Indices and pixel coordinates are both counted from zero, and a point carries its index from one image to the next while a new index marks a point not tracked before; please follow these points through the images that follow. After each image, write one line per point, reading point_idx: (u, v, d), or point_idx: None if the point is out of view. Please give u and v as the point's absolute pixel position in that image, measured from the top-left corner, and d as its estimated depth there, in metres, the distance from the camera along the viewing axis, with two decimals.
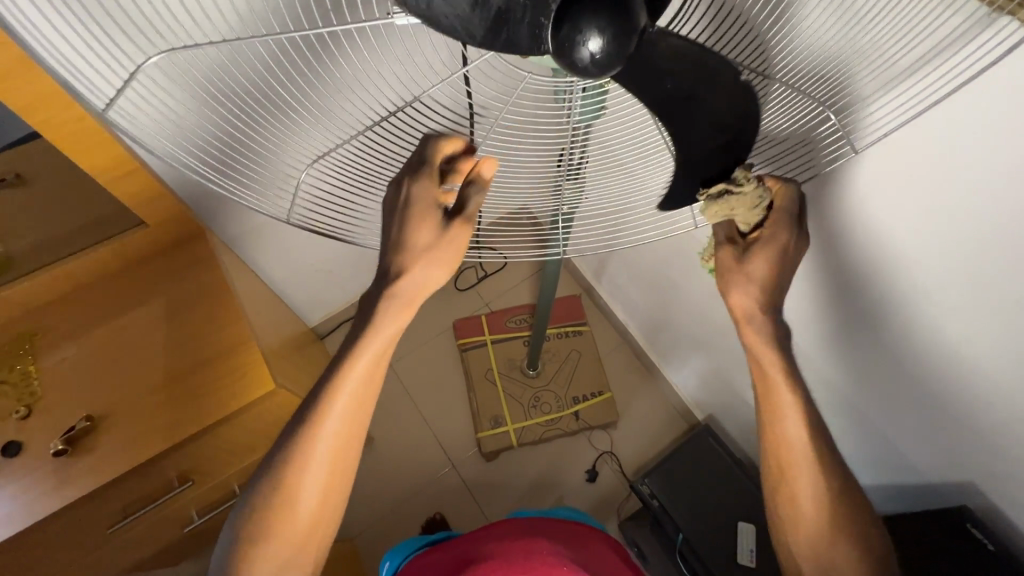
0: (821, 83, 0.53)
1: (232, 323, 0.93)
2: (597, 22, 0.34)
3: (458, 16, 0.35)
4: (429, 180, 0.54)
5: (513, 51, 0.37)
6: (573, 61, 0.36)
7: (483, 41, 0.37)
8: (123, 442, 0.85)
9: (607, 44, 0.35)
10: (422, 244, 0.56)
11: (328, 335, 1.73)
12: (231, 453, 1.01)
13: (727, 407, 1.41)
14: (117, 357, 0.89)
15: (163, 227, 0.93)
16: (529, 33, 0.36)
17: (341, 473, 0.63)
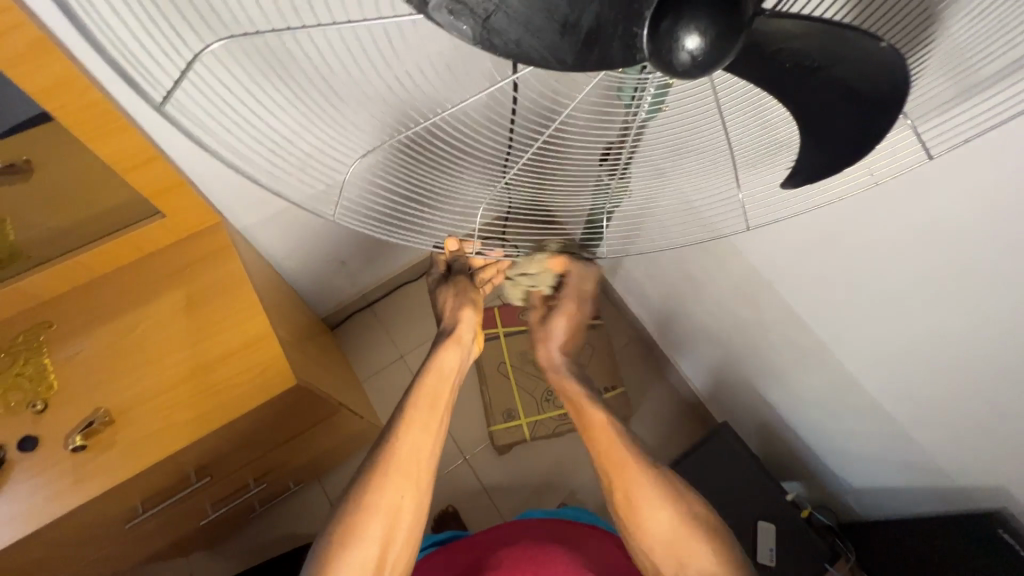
0: (927, 82, 0.50)
1: (251, 317, 0.90)
2: (701, 17, 0.31)
3: (547, 46, 0.33)
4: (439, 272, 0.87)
5: (605, 70, 0.34)
6: (671, 62, 0.32)
7: (573, 64, 0.34)
8: (143, 438, 0.83)
9: (709, 42, 0.31)
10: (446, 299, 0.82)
11: (337, 325, 1.71)
12: (249, 447, 0.99)
13: (743, 404, 1.41)
14: (133, 350, 0.86)
15: (180, 216, 0.89)
16: (623, 46, 0.33)
17: (422, 469, 0.69)
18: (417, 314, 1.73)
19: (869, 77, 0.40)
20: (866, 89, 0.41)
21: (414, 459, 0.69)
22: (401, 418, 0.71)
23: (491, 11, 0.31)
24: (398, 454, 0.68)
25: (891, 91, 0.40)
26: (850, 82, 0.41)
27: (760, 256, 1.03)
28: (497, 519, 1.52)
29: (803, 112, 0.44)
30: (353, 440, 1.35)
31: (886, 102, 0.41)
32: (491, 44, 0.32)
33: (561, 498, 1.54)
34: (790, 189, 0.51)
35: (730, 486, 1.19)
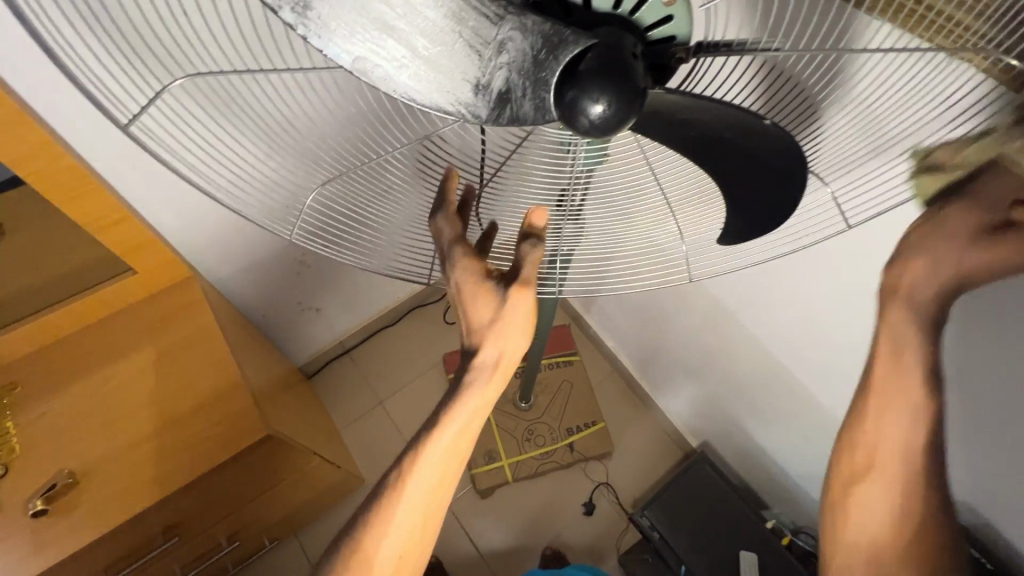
0: (828, 151, 0.53)
1: (223, 368, 0.91)
2: (601, 89, 0.35)
3: (462, 103, 0.35)
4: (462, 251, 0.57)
5: (517, 125, 0.36)
6: (576, 120, 0.37)
7: (488, 118, 0.36)
8: (108, 498, 0.82)
9: (606, 109, 0.36)
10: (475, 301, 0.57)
11: (315, 374, 1.70)
12: (219, 503, 0.97)
13: (722, 433, 1.42)
14: (102, 407, 0.86)
15: (151, 272, 0.92)
16: (533, 106, 0.35)
17: (429, 521, 0.60)
18: (395, 359, 1.74)
19: (768, 145, 0.44)
20: (772, 159, 0.45)
21: (416, 513, 0.59)
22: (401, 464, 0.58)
23: (405, 65, 0.33)
24: (386, 511, 0.58)
25: (791, 161, 0.45)
26: (757, 154, 0.45)
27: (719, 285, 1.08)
28: (481, 566, 1.50)
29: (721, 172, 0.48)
30: (331, 490, 1.33)
31: (793, 171, 0.46)
32: (407, 96, 0.34)
33: (546, 540, 1.52)
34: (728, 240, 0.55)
35: (708, 517, 1.19)
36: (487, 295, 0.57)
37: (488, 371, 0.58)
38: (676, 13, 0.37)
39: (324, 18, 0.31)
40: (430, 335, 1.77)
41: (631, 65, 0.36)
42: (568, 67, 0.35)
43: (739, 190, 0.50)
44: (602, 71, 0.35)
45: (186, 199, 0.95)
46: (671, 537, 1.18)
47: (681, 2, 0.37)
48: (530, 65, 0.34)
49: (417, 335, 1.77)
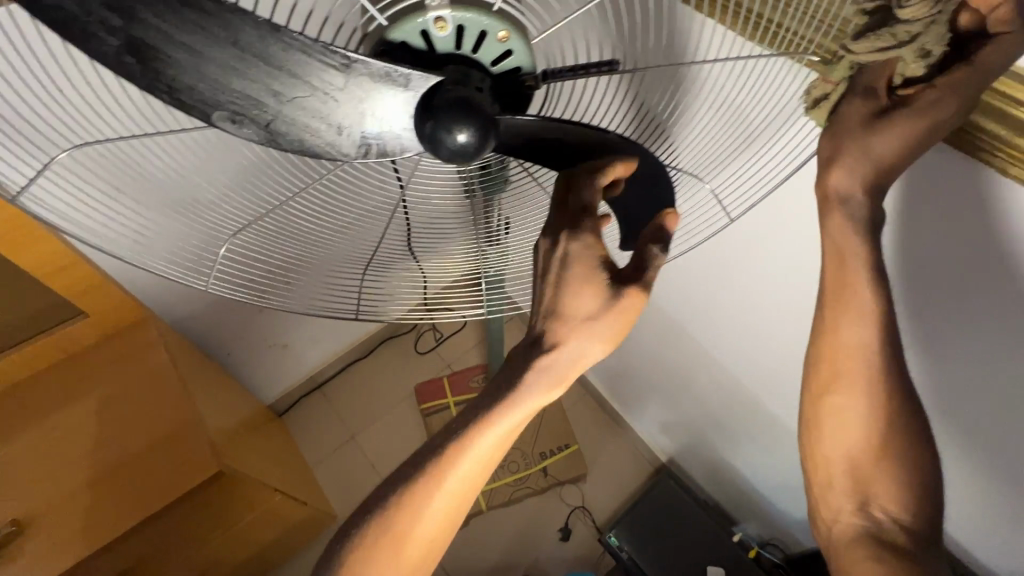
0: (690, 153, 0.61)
1: (176, 404, 0.92)
2: (459, 121, 0.42)
3: (328, 142, 0.42)
4: (588, 232, 0.48)
5: (383, 156, 0.44)
6: (443, 147, 0.42)
7: (357, 154, 0.44)
8: (55, 543, 0.81)
9: (470, 135, 0.42)
10: (583, 313, 0.47)
11: (287, 412, 1.70)
12: (174, 547, 0.96)
13: (692, 447, 1.42)
14: (52, 452, 0.87)
15: (104, 314, 0.94)
16: (396, 139, 0.43)
17: (440, 537, 0.53)
18: (367, 392, 1.74)
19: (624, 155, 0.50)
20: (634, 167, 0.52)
21: (430, 530, 0.52)
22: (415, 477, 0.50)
23: (270, 120, 0.39)
24: (395, 527, 0.51)
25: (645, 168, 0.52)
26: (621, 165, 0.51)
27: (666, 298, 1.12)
28: None
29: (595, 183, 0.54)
30: (299, 529, 1.32)
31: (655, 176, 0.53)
32: (276, 143, 0.41)
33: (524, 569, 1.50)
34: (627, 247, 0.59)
35: (674, 534, 1.19)
36: (595, 289, 0.47)
37: (553, 377, 0.48)
38: (513, 49, 0.47)
39: (180, 86, 0.36)
40: (402, 365, 1.78)
41: (476, 96, 0.43)
42: (423, 106, 0.42)
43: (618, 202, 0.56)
44: (454, 104, 0.41)
45: None
46: (639, 556, 1.18)
47: (514, 39, 0.46)
48: (384, 105, 0.41)
49: (388, 367, 1.78)
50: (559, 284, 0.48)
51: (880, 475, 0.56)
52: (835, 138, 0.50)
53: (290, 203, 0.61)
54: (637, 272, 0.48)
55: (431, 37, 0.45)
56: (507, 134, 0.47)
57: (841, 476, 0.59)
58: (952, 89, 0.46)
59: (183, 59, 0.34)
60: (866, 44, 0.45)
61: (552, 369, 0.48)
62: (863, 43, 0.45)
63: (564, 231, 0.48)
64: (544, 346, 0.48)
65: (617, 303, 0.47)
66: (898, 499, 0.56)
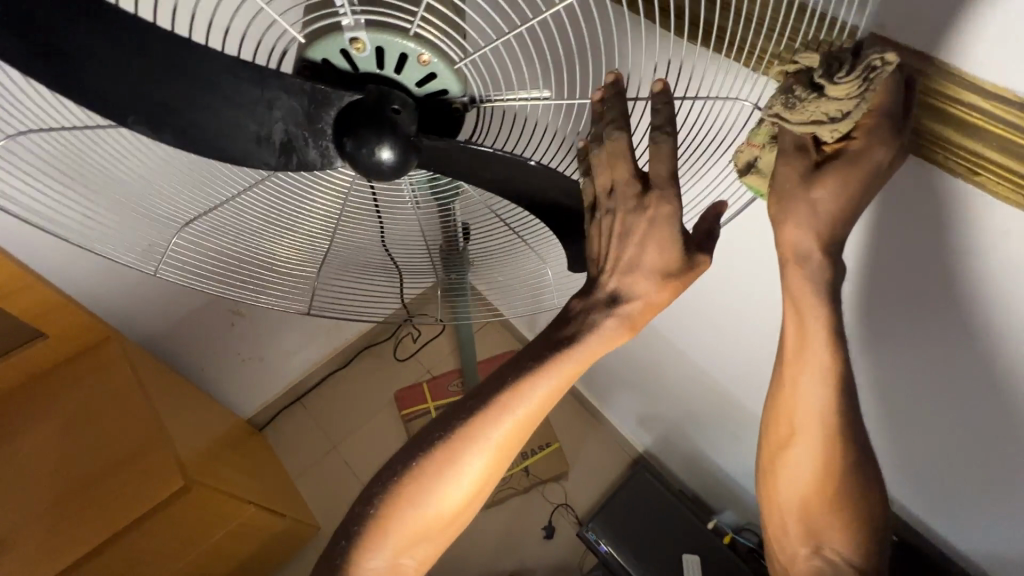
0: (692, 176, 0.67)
1: (142, 421, 0.92)
2: (380, 141, 0.45)
3: (250, 150, 0.47)
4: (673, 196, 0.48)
5: (305, 168, 0.49)
6: (367, 164, 0.46)
7: (277, 164, 0.48)
8: (19, 564, 0.80)
9: (392, 153, 0.45)
10: (659, 266, 0.50)
11: (267, 424, 1.70)
12: (146, 565, 0.95)
13: (669, 440, 1.44)
14: (14, 476, 0.86)
15: (65, 334, 0.94)
16: (317, 155, 0.48)
17: (482, 489, 0.57)
18: (347, 401, 1.74)
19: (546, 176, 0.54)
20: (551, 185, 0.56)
21: (477, 480, 0.55)
22: (463, 432, 0.53)
23: (191, 129, 0.44)
24: (442, 476, 0.54)
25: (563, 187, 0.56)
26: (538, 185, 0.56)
27: None
28: None
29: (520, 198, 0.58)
30: (278, 542, 1.31)
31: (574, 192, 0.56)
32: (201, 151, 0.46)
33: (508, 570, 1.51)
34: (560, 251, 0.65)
35: (649, 525, 1.20)
36: (669, 250, 0.50)
37: (619, 330, 0.52)
38: (436, 72, 0.48)
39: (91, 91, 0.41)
40: (381, 374, 1.78)
41: (393, 118, 0.45)
42: (341, 127, 0.45)
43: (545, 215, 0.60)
44: (374, 125, 0.44)
45: None
46: (616, 548, 1.19)
47: (437, 62, 0.47)
48: (301, 123, 0.45)
49: (369, 375, 1.78)
50: (644, 241, 0.49)
51: (819, 452, 0.58)
52: (782, 200, 0.50)
53: (238, 201, 0.61)
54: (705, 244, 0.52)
55: (350, 55, 0.47)
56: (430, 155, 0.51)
57: (789, 483, 0.61)
58: (878, 135, 0.47)
59: (97, 69, 0.39)
60: (799, 114, 0.48)
61: (622, 317, 0.52)
62: (799, 115, 0.48)
63: (650, 192, 0.48)
64: (620, 300, 0.51)
65: (691, 262, 0.51)
66: (836, 475, 0.58)
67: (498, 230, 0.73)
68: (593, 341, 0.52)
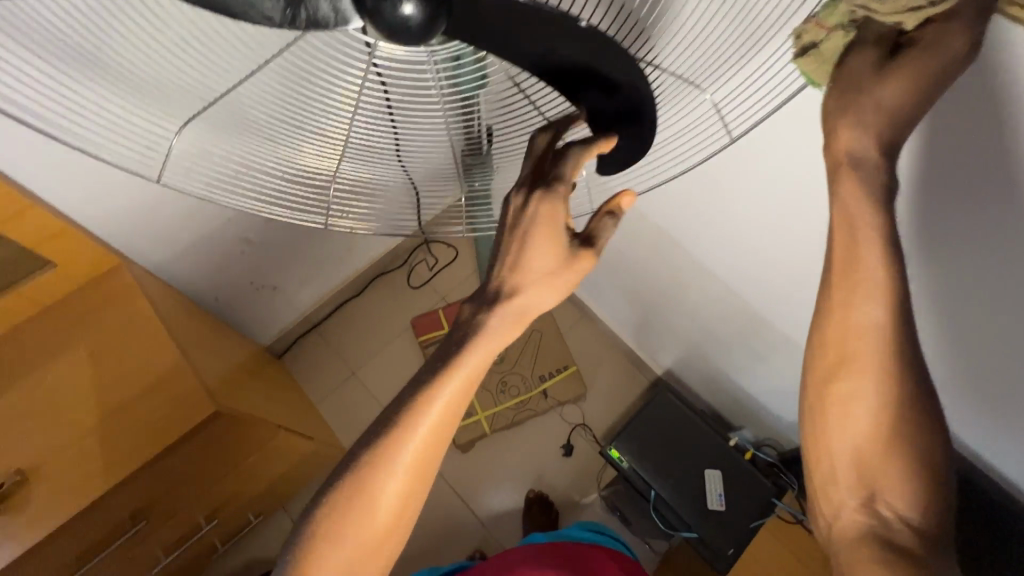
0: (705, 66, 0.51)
1: (164, 348, 0.91)
2: None
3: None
4: (557, 197, 0.49)
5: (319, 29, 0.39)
6: (393, 21, 0.38)
7: (281, 21, 0.38)
8: (62, 485, 0.82)
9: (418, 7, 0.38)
10: (541, 266, 0.49)
11: (286, 352, 1.70)
12: (185, 485, 0.98)
13: (689, 360, 1.43)
14: (43, 403, 0.85)
15: (72, 261, 0.90)
16: (330, 7, 0.38)
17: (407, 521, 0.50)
18: (364, 328, 1.74)
19: (609, 53, 0.43)
20: (615, 76, 0.45)
21: (395, 507, 0.48)
22: (366, 452, 0.48)
23: None
24: (354, 506, 0.48)
25: (630, 76, 0.45)
26: (596, 72, 0.45)
27: (660, 211, 1.08)
28: (470, 517, 1.55)
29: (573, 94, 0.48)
30: (308, 462, 1.36)
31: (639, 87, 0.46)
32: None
33: (528, 485, 1.57)
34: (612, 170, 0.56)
35: (671, 443, 1.23)
36: (555, 247, 0.49)
37: (510, 319, 0.49)
38: None
39: None
40: (395, 301, 1.76)
41: None
42: None
43: (601, 121, 0.51)
44: None
45: (94, 181, 0.91)
46: (639, 465, 1.22)
47: None
48: None
49: (384, 302, 1.76)
50: (525, 237, 0.49)
51: None
52: (844, 97, 0.47)
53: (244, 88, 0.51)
54: (589, 240, 0.51)
55: None
56: (467, 39, 0.43)
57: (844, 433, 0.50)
58: (958, 23, 0.44)
59: None
60: (890, 5, 0.44)
61: (505, 313, 0.48)
62: (891, 2, 0.44)
63: (536, 189, 0.49)
64: (502, 296, 0.49)
65: (571, 260, 0.49)
66: None
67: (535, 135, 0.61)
68: (493, 330, 0.48)
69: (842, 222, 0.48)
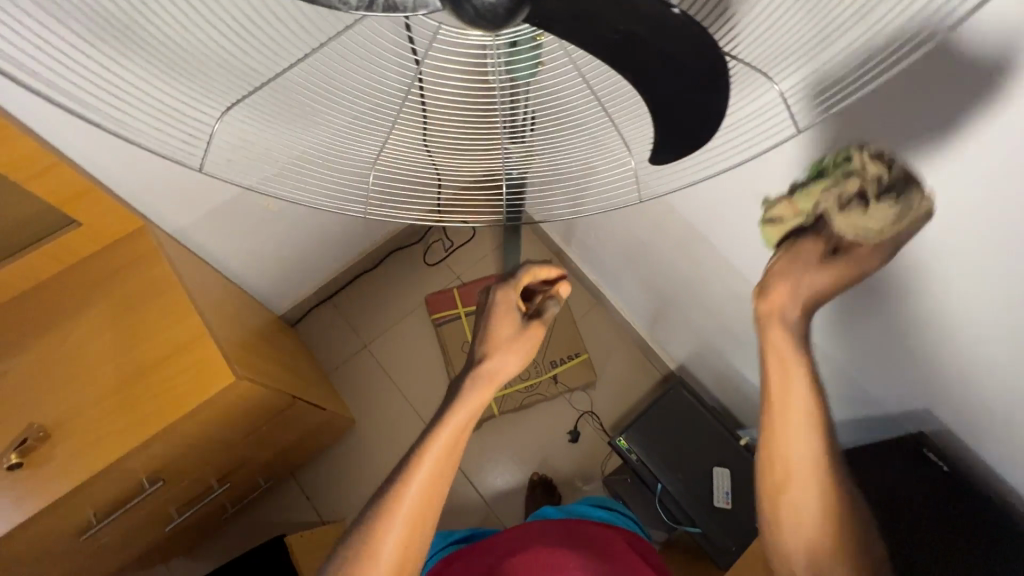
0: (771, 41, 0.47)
1: (186, 315, 0.91)
2: None
3: None
4: (508, 288, 0.73)
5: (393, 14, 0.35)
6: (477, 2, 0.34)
7: (358, 5, 0.35)
8: (83, 444, 0.83)
9: None
10: (503, 336, 0.71)
11: (300, 321, 1.71)
12: (200, 448, 0.99)
13: (703, 356, 1.42)
14: (66, 363, 0.86)
15: (97, 222, 0.90)
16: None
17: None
18: (378, 302, 1.73)
19: (683, 46, 0.41)
20: (688, 59, 0.43)
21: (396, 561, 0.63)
22: (375, 514, 0.64)
23: None
24: (362, 556, 0.62)
25: (706, 57, 0.42)
26: (668, 53, 0.42)
27: (690, 204, 1.06)
28: (473, 494, 1.57)
29: (639, 75, 0.45)
30: (318, 432, 1.38)
31: (713, 70, 0.43)
32: None
33: (533, 468, 1.59)
34: (664, 161, 0.54)
35: (680, 438, 1.22)
36: (512, 321, 0.72)
37: (483, 379, 0.69)
38: None
39: None
40: (410, 277, 1.76)
41: None
42: None
43: (663, 106, 0.48)
44: None
45: (119, 142, 0.89)
46: (647, 458, 1.22)
47: None
48: None
49: (399, 278, 1.75)
50: (492, 314, 0.72)
51: None
52: (791, 265, 0.58)
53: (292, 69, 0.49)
54: (538, 315, 0.74)
55: None
56: (530, 21, 0.41)
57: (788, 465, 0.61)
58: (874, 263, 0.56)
59: None
60: (845, 218, 0.53)
61: (479, 380, 0.69)
62: (848, 219, 0.53)
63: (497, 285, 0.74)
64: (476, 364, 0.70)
65: (526, 331, 0.72)
66: None
67: (584, 120, 0.60)
68: (470, 394, 0.68)
69: (779, 346, 0.60)
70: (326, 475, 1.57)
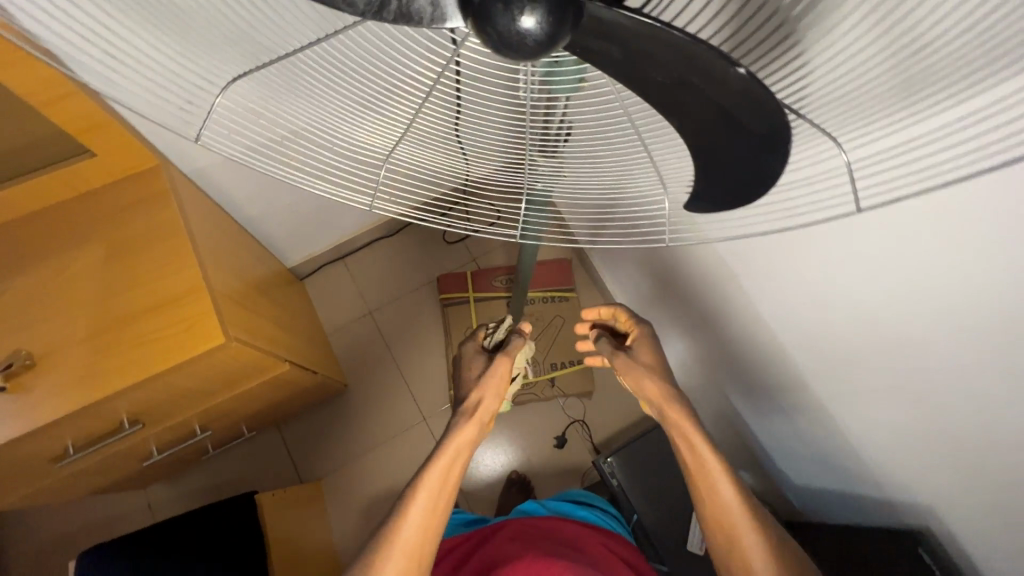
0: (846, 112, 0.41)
1: (186, 266, 0.89)
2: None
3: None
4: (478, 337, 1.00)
5: (407, 24, 0.35)
6: (505, 32, 0.32)
7: (365, 10, 0.34)
8: (68, 378, 0.83)
9: (542, 21, 0.32)
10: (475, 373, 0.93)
11: (309, 277, 1.70)
12: (184, 398, 0.99)
13: (705, 392, 1.37)
14: (62, 294, 0.86)
15: (111, 155, 0.88)
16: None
17: None
18: (389, 271, 1.71)
19: (746, 106, 0.35)
20: (751, 123, 0.36)
21: None
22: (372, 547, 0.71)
23: None
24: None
25: (774, 127, 0.36)
26: (724, 109, 0.36)
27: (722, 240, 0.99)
28: None
29: (684, 125, 0.40)
30: (308, 393, 1.39)
31: (774, 141, 0.37)
32: None
33: (513, 465, 1.58)
34: (702, 210, 0.48)
35: (666, 473, 1.19)
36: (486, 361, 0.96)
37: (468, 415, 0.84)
38: None
39: None
40: (425, 252, 1.72)
41: None
42: None
43: (708, 159, 0.42)
44: None
45: None
46: (629, 485, 1.19)
47: None
48: None
49: (414, 251, 1.72)
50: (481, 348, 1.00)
51: None
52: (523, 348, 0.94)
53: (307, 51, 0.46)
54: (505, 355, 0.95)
55: None
56: (574, 49, 0.36)
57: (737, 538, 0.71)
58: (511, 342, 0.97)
59: None
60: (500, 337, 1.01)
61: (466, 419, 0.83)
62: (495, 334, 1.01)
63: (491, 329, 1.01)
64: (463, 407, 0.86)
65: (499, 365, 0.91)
66: None
67: (621, 149, 0.54)
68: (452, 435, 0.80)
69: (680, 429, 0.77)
70: (310, 433, 1.58)
